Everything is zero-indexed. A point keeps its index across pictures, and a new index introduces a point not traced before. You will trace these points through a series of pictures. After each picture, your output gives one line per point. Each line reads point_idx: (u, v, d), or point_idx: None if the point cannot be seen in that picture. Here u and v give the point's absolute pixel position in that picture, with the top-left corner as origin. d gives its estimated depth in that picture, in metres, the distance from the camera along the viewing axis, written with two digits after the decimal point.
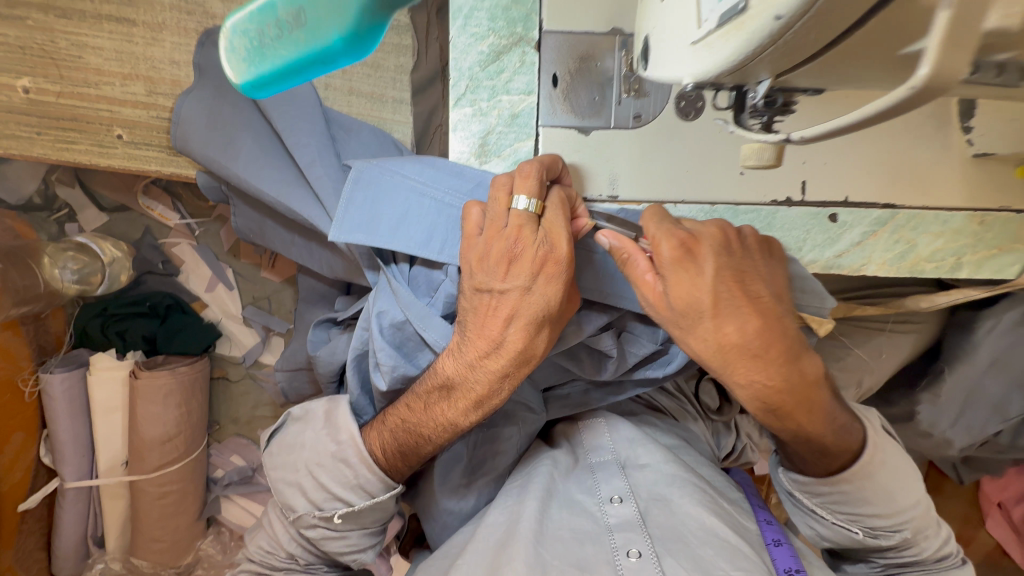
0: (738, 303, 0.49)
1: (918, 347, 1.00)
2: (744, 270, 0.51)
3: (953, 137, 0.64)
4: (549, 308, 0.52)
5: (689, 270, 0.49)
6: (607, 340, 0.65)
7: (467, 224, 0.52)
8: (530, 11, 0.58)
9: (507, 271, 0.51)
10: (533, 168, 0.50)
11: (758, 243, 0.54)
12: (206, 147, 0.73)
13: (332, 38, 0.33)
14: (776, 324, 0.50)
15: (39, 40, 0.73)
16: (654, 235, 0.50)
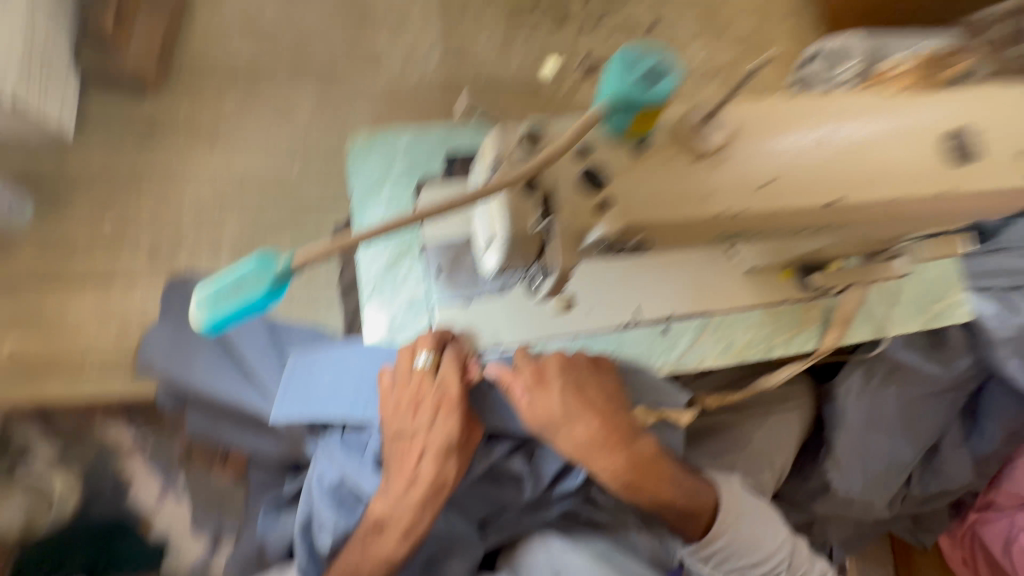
0: (583, 410, 0.73)
1: (805, 421, 1.18)
2: (582, 382, 0.73)
3: (729, 261, 0.89)
4: (450, 439, 0.71)
5: (544, 392, 0.72)
6: (517, 462, 0.80)
7: (383, 386, 0.72)
8: (412, 232, 0.82)
9: (416, 416, 0.71)
10: (428, 335, 0.71)
11: (589, 358, 0.76)
12: (167, 365, 0.88)
13: (257, 294, 0.43)
14: (612, 419, 0.74)
15: (31, 309, 0.91)
16: (517, 370, 0.73)
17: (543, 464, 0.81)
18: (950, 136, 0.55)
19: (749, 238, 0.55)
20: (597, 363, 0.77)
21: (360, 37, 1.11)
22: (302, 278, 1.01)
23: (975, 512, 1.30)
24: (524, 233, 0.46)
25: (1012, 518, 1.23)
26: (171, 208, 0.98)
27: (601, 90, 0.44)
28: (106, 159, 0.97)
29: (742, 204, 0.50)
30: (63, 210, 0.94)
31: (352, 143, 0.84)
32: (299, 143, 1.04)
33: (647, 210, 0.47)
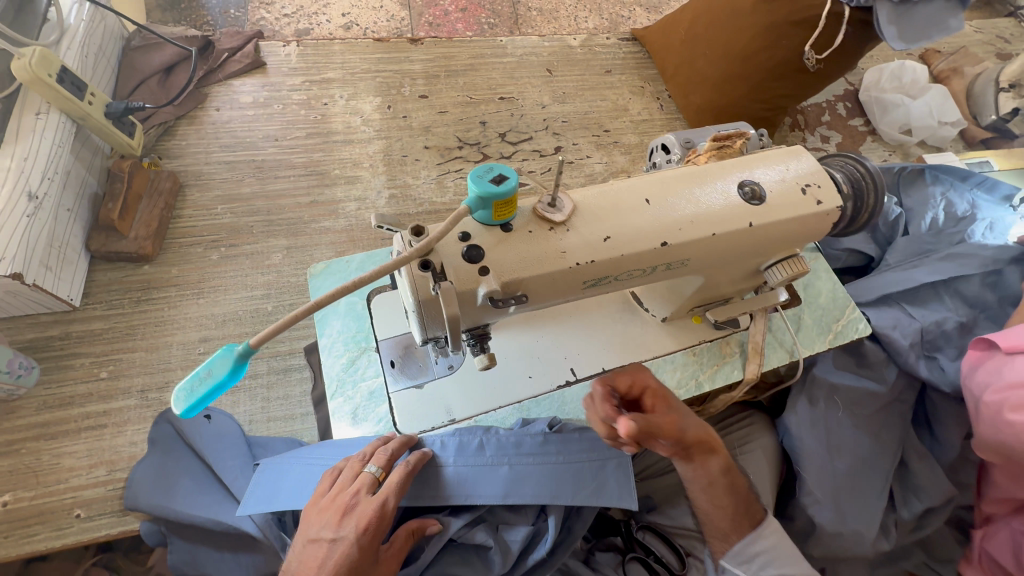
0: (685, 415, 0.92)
1: (770, 459, 1.22)
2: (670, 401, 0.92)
3: (646, 315, 1.03)
4: (349, 554, 0.73)
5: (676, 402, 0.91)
6: (480, 534, 0.85)
7: (323, 489, 0.81)
8: (368, 333, 0.96)
9: (337, 524, 0.75)
10: (377, 448, 0.82)
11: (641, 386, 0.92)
12: (154, 495, 0.96)
13: (224, 374, 0.56)
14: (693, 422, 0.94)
15: (26, 460, 0.99)
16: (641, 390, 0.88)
17: (510, 531, 0.86)
18: (742, 187, 0.75)
19: (612, 281, 0.70)
20: None
21: (321, 194, 1.37)
22: (278, 396, 1.12)
23: (979, 529, 1.29)
24: (426, 297, 0.60)
25: (1010, 525, 1.22)
26: (160, 352, 1.12)
27: (467, 193, 0.61)
28: (106, 318, 1.13)
29: (592, 254, 0.66)
30: (64, 367, 1.07)
31: (312, 269, 1.01)
32: (273, 282, 1.23)
33: (518, 270, 0.63)
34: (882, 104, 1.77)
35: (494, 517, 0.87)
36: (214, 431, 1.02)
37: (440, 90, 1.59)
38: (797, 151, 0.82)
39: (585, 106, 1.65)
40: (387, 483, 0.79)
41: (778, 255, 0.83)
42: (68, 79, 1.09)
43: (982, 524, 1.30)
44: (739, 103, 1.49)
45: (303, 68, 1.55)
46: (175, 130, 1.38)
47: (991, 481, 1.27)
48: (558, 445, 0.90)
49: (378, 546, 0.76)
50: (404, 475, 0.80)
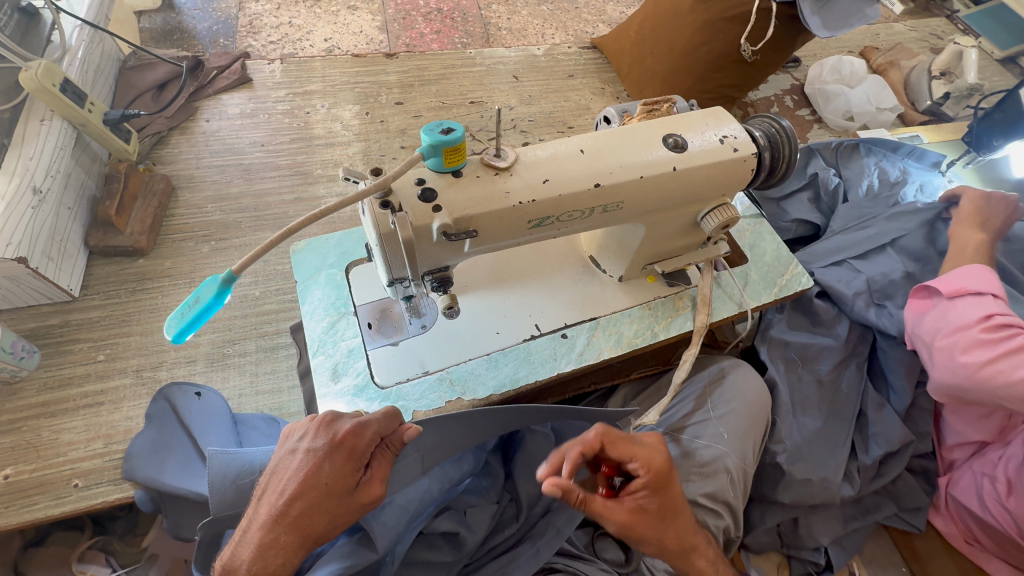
0: (652, 513, 0.87)
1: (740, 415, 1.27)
2: (654, 500, 0.87)
3: (603, 276, 1.12)
4: (318, 466, 0.77)
5: (651, 502, 0.87)
6: (444, 521, 0.94)
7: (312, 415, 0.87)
8: (347, 300, 1.05)
9: (313, 435, 0.80)
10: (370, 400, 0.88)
11: (656, 478, 0.87)
12: (149, 468, 1.02)
13: (211, 298, 0.64)
14: (659, 526, 0.87)
15: (28, 437, 1.05)
16: (640, 464, 0.87)
17: (477, 516, 0.97)
18: (668, 137, 0.86)
19: (554, 222, 0.80)
20: (665, 476, 0.88)
21: (304, 191, 1.47)
22: (266, 370, 1.19)
23: (944, 477, 1.32)
24: (386, 230, 0.69)
25: (970, 467, 1.27)
26: (154, 335, 1.19)
27: (421, 141, 0.70)
28: (102, 307, 1.21)
29: (533, 195, 0.76)
30: (63, 352, 1.14)
31: (294, 247, 1.11)
32: (260, 269, 1.31)
33: (468, 208, 0.73)
34: (825, 94, 1.92)
35: (458, 505, 0.98)
36: (203, 406, 1.07)
37: (414, 97, 1.72)
38: (720, 112, 0.92)
39: (549, 107, 1.78)
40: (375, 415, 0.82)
41: (710, 202, 0.94)
42: (70, 89, 1.21)
43: (947, 471, 1.33)
44: (688, 95, 1.62)
45: (287, 82, 1.68)
46: (168, 139, 1.49)
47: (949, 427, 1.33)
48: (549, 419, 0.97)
49: (353, 470, 0.78)
50: (389, 412, 0.83)
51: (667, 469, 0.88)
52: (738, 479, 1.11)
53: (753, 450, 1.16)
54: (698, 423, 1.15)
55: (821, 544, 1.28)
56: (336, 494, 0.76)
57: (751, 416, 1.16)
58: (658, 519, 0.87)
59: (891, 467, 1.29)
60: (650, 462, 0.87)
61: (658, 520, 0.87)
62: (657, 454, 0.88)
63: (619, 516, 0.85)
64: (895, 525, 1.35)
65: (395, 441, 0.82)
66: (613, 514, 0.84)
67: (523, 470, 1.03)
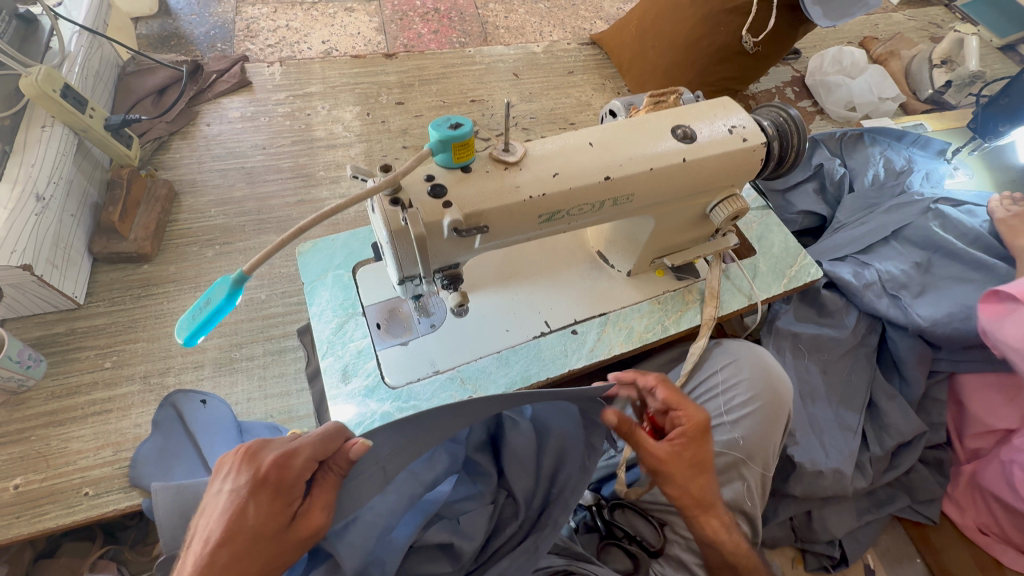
0: (690, 459, 0.90)
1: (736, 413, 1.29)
2: (693, 449, 0.90)
3: (612, 271, 1.12)
4: (244, 506, 0.67)
5: (691, 448, 0.90)
6: (435, 533, 0.90)
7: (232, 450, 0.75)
8: (355, 300, 1.04)
9: (235, 472, 0.70)
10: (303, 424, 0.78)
11: (697, 430, 0.90)
12: (155, 475, 1.00)
13: (222, 299, 0.63)
14: (692, 472, 0.91)
15: (37, 446, 1.04)
16: (686, 413, 0.90)
17: (472, 520, 0.92)
18: (677, 129, 0.85)
19: (564, 216, 0.80)
20: (705, 430, 0.91)
21: (307, 193, 1.46)
22: (274, 374, 1.18)
23: (968, 466, 1.29)
24: (397, 227, 0.68)
25: (997, 456, 1.24)
26: (161, 341, 1.19)
27: (429, 138, 0.70)
28: (108, 314, 1.20)
29: (542, 189, 0.75)
30: (70, 359, 1.13)
31: (300, 248, 1.10)
32: (265, 274, 1.31)
33: (479, 203, 0.72)
34: (826, 85, 1.91)
35: (450, 513, 0.92)
36: (209, 413, 1.05)
37: (414, 96, 1.72)
38: (728, 103, 0.91)
39: (550, 104, 1.77)
40: (312, 438, 0.74)
41: (719, 195, 0.93)
42: (71, 95, 1.20)
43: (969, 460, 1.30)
44: (689, 88, 1.62)
45: (286, 85, 1.67)
46: (169, 145, 1.48)
47: (968, 417, 1.30)
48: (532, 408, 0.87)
49: (286, 501, 0.69)
50: (328, 432, 0.75)
51: (708, 426, 0.91)
52: (755, 487, 1.16)
53: (775, 450, 1.18)
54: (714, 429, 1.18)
55: (835, 537, 1.27)
56: (267, 534, 0.66)
57: (772, 418, 1.15)
58: (692, 467, 0.91)
59: (904, 458, 1.29)
60: (692, 415, 0.90)
61: (690, 470, 0.90)
62: (701, 412, 0.91)
63: (658, 452, 0.88)
64: (909, 517, 1.34)
65: (338, 462, 0.75)
66: (650, 449, 0.88)
67: (513, 466, 0.94)
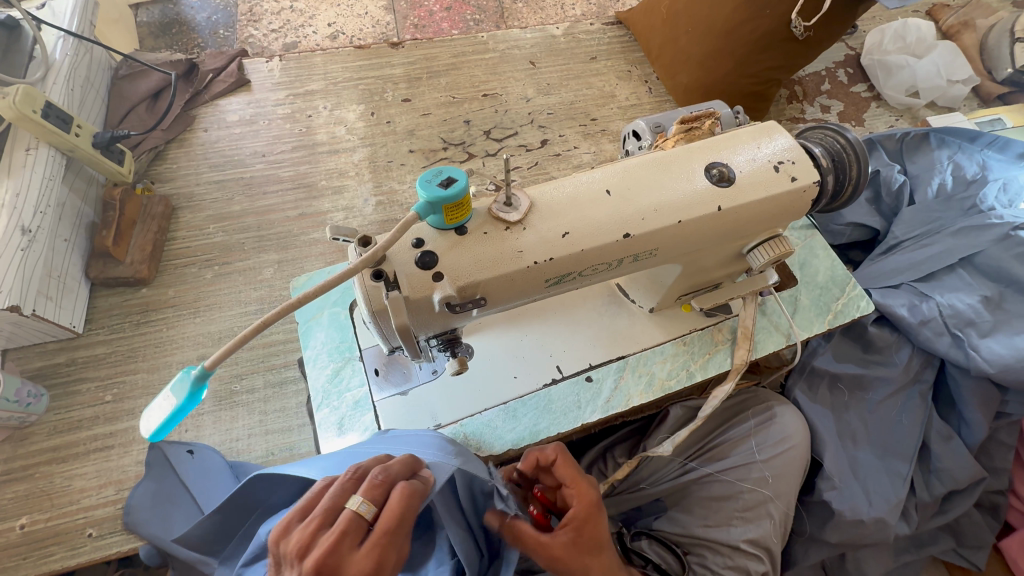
0: (586, 546, 0.76)
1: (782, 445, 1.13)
2: (589, 536, 0.77)
3: (633, 307, 1.01)
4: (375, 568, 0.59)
5: (587, 532, 0.77)
6: None
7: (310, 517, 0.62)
8: (352, 344, 0.97)
9: (343, 544, 0.59)
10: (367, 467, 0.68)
11: (589, 510, 0.78)
12: (152, 522, 1.00)
13: (183, 399, 0.57)
14: (594, 562, 0.76)
15: (41, 484, 1.03)
16: (576, 488, 0.79)
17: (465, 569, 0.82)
18: (711, 168, 0.72)
19: (576, 277, 0.69)
20: (598, 509, 0.79)
21: (309, 206, 1.38)
22: (275, 408, 1.13)
23: None
24: (378, 307, 0.60)
25: None
26: (161, 372, 1.15)
27: (416, 199, 0.59)
28: (108, 343, 1.17)
29: (546, 254, 0.64)
30: (71, 392, 1.12)
31: (294, 282, 1.03)
32: (266, 297, 1.26)
33: (474, 273, 0.62)
34: (885, 66, 1.67)
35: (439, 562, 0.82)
36: (199, 463, 1.04)
37: (422, 92, 1.59)
38: (773, 127, 0.77)
39: (571, 95, 1.61)
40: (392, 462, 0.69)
41: (759, 237, 0.80)
42: (54, 113, 1.14)
43: None
44: (725, 80, 1.44)
45: (286, 82, 1.56)
46: (166, 154, 1.41)
47: None
48: (430, 449, 0.78)
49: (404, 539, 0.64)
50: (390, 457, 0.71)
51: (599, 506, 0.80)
52: (780, 524, 1.06)
53: (796, 489, 1.11)
54: (742, 467, 1.09)
55: None
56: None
57: (799, 462, 1.09)
58: (590, 556, 0.76)
59: (955, 504, 1.18)
60: (583, 494, 0.79)
61: (588, 555, 0.76)
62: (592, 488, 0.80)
63: (548, 543, 0.74)
64: (952, 561, 1.24)
65: (420, 477, 0.68)
66: (541, 542, 0.73)
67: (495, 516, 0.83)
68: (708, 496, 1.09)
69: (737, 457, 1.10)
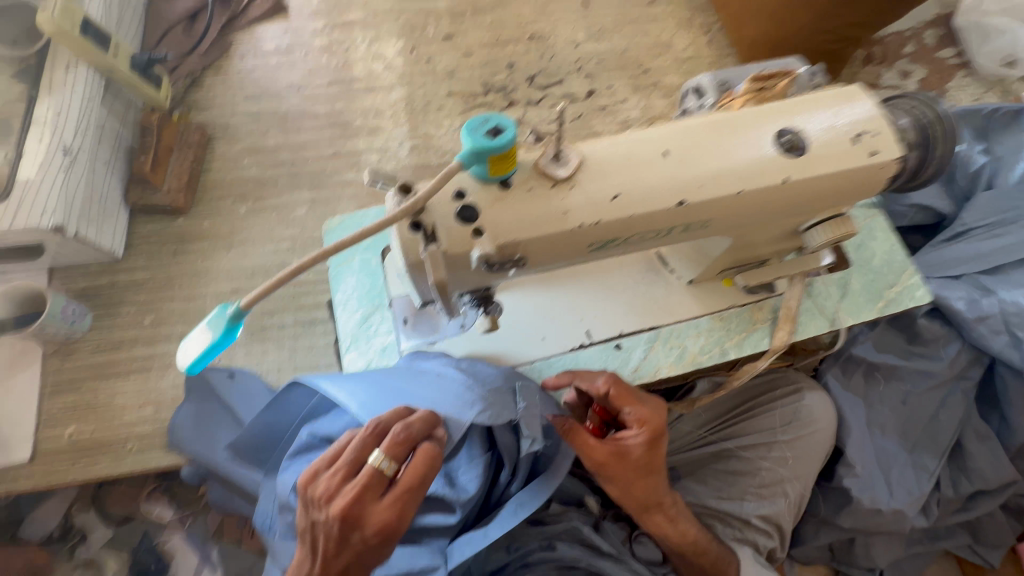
0: (636, 468, 0.83)
1: (824, 408, 1.10)
2: (640, 461, 0.82)
3: (671, 276, 0.97)
4: (397, 519, 0.69)
5: (640, 455, 0.82)
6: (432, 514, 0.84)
7: (337, 468, 0.70)
8: (382, 289, 0.97)
9: (368, 499, 0.68)
10: (393, 418, 0.71)
11: (649, 440, 0.81)
12: (194, 440, 1.04)
13: (219, 334, 0.57)
14: (639, 480, 0.83)
15: (87, 397, 1.09)
16: (638, 417, 0.81)
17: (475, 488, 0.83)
18: (780, 135, 0.65)
19: (620, 244, 0.65)
20: (657, 440, 0.82)
21: (343, 145, 1.35)
22: (304, 345, 1.15)
23: None
24: (416, 260, 0.58)
25: None
26: (196, 301, 1.18)
27: (461, 146, 0.55)
28: (146, 269, 1.20)
29: (590, 217, 0.60)
30: (112, 314, 1.16)
31: (327, 223, 1.01)
32: (298, 235, 1.25)
33: (515, 232, 0.59)
34: (982, 29, 1.49)
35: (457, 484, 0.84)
36: (243, 382, 1.08)
37: (465, 29, 1.49)
38: (854, 93, 0.69)
39: (623, 42, 1.49)
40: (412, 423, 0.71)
41: (821, 214, 0.74)
42: (92, 31, 1.11)
43: None
44: (797, 35, 1.30)
45: (324, 10, 1.48)
46: (201, 81, 1.38)
47: None
48: (451, 398, 0.78)
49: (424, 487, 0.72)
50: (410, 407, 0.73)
51: (661, 436, 0.82)
52: (795, 503, 1.06)
53: (816, 473, 1.10)
54: (763, 446, 1.08)
55: (876, 566, 1.19)
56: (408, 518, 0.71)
57: (820, 444, 1.09)
58: (637, 476, 0.83)
59: (980, 503, 1.15)
60: (650, 417, 0.81)
61: (636, 473, 0.83)
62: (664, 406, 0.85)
63: (599, 453, 0.81)
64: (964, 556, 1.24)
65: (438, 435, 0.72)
66: (595, 452, 0.81)
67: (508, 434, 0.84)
68: (726, 471, 1.08)
69: (760, 436, 1.09)
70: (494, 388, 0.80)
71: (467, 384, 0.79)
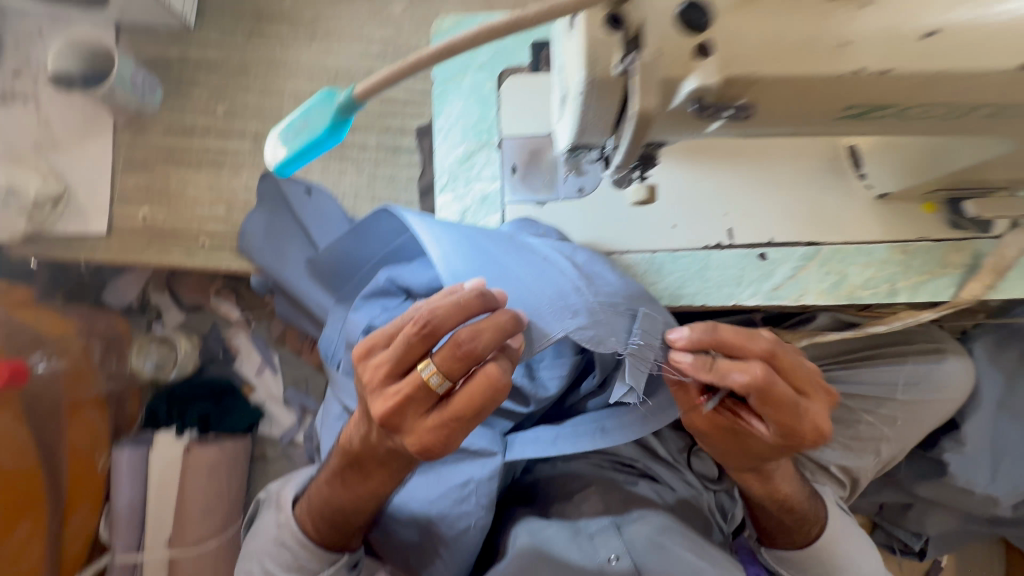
0: (745, 451, 0.69)
1: (960, 379, 0.94)
2: (753, 450, 0.69)
3: (854, 183, 0.77)
4: (443, 441, 0.58)
5: (758, 446, 0.68)
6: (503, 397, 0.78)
7: (381, 364, 0.58)
8: (492, 125, 0.80)
9: (412, 410, 0.57)
10: (456, 322, 0.55)
11: (776, 444, 0.65)
12: (265, 251, 0.98)
13: (322, 130, 0.44)
14: (741, 461, 0.71)
15: (158, 182, 1.02)
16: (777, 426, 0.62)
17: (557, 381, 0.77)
18: None
19: (889, 115, 0.44)
20: (787, 446, 0.66)
21: None
22: (385, 174, 1.02)
23: None
24: (603, 74, 0.39)
25: None
26: (272, 98, 1.03)
27: None
28: (220, 48, 1.04)
29: (878, 60, 0.39)
30: (184, 94, 1.03)
31: (437, 24, 0.81)
32: (390, 40, 1.04)
33: (760, 59, 0.39)
34: None
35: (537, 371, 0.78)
36: (318, 204, 0.98)
37: None
38: None
39: None
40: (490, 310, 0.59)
41: None
42: None
43: None
44: None
45: None
46: None
47: None
48: (551, 296, 0.63)
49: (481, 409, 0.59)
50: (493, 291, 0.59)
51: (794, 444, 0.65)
52: (881, 463, 0.96)
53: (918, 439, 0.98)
54: (873, 400, 0.94)
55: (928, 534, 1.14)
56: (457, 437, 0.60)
57: (938, 412, 0.95)
58: (740, 457, 0.71)
59: None
60: (791, 429, 0.63)
61: (741, 454, 0.70)
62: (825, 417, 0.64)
63: (705, 421, 0.69)
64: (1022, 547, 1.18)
65: (509, 351, 0.59)
66: (699, 418, 0.69)
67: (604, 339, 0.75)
68: None
69: (874, 389, 0.94)
70: (607, 305, 0.65)
71: (577, 286, 0.65)
